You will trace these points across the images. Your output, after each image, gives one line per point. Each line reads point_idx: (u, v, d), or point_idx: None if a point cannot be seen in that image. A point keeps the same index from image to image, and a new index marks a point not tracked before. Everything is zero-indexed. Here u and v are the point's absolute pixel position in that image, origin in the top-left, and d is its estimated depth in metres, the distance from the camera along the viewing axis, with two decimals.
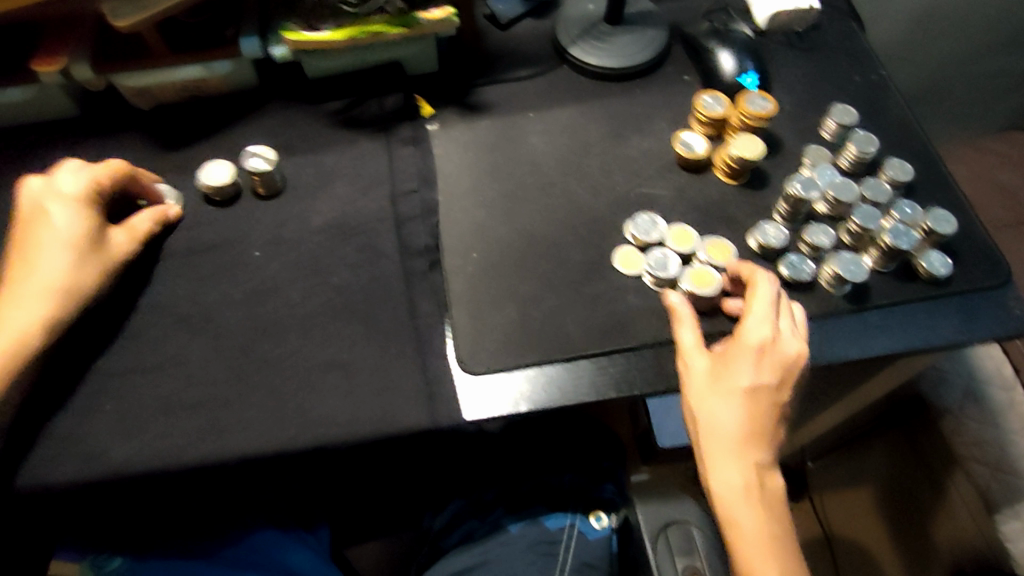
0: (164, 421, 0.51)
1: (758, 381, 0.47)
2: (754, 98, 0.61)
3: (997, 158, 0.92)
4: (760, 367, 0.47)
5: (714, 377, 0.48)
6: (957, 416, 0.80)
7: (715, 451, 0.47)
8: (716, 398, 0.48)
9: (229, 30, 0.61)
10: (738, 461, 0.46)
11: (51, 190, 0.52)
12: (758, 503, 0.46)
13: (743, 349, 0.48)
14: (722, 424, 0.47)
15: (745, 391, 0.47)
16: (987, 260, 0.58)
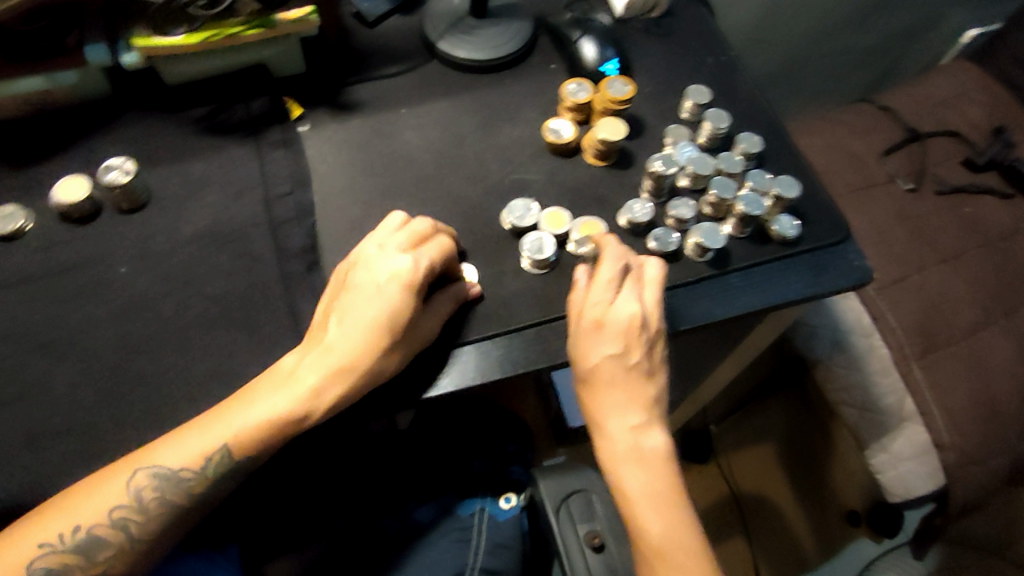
0: (32, 456, 0.48)
1: (608, 353, 0.50)
2: (614, 82, 0.64)
3: (847, 128, 1.00)
4: (606, 340, 0.50)
5: (576, 358, 0.52)
6: (828, 365, 0.87)
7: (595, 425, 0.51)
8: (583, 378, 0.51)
9: (70, 37, 0.57)
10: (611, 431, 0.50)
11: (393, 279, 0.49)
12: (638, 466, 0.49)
13: (588, 327, 0.51)
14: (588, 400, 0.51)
15: (600, 365, 0.50)
16: (831, 218, 0.63)
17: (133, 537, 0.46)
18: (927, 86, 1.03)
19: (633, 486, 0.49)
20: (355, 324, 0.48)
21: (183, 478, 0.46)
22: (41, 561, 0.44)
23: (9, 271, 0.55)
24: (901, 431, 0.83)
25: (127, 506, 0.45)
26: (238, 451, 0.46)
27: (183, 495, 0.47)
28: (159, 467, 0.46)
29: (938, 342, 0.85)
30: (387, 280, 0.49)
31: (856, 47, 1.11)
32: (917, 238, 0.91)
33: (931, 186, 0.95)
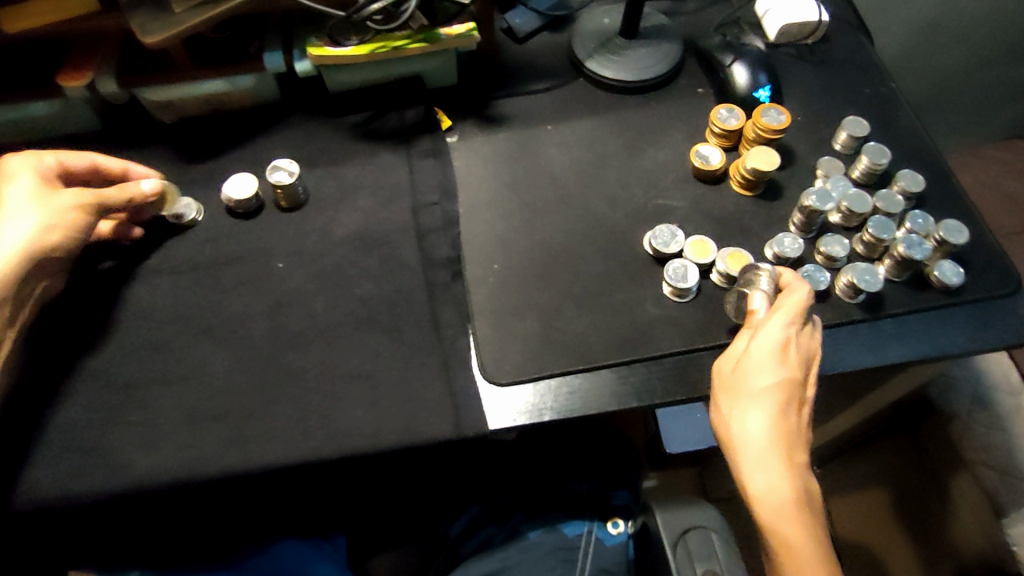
0: (189, 433, 0.51)
1: (784, 378, 0.47)
2: (768, 110, 0.62)
3: (1001, 167, 0.93)
4: (784, 363, 0.48)
5: (741, 379, 0.48)
6: (966, 421, 0.83)
7: (749, 456, 0.47)
8: (749, 402, 0.48)
9: (253, 45, 0.62)
10: (773, 468, 0.46)
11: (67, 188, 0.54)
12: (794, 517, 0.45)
13: (764, 347, 0.48)
14: (739, 421, 0.47)
15: (769, 391, 0.47)
16: (998, 269, 0.59)
17: None
18: None
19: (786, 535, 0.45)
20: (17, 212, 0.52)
21: None
22: None
23: (181, 257, 0.59)
24: None
25: None
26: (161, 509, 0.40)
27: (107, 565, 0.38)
28: None
29: None
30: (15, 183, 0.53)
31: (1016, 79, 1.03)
32: None
33: None
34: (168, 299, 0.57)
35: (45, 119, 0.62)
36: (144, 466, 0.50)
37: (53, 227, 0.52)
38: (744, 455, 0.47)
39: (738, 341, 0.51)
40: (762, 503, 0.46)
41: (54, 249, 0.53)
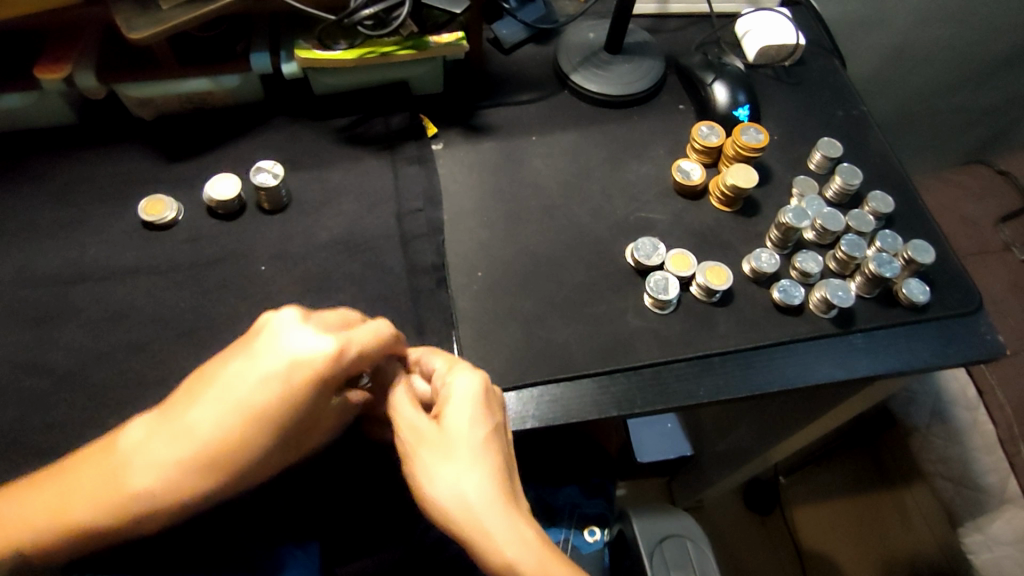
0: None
1: (487, 425, 0.44)
2: (748, 128, 0.64)
3: (961, 190, 0.97)
4: (484, 410, 0.44)
5: (438, 440, 0.43)
6: (925, 434, 0.86)
7: (486, 522, 0.40)
8: (456, 463, 0.42)
9: (239, 45, 0.61)
10: (504, 524, 0.40)
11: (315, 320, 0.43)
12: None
13: (459, 398, 0.44)
14: (434, 475, 0.42)
15: (474, 442, 0.43)
16: (961, 288, 0.61)
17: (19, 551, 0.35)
18: None
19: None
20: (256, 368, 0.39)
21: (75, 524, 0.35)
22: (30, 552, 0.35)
23: (160, 258, 0.58)
24: (1000, 514, 0.78)
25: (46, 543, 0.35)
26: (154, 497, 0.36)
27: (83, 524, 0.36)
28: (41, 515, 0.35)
29: None
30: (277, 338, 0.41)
31: (975, 105, 1.09)
32: None
33: None
34: (146, 300, 0.56)
35: (17, 110, 0.60)
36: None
37: (289, 384, 0.38)
38: (480, 519, 0.40)
39: (405, 409, 0.46)
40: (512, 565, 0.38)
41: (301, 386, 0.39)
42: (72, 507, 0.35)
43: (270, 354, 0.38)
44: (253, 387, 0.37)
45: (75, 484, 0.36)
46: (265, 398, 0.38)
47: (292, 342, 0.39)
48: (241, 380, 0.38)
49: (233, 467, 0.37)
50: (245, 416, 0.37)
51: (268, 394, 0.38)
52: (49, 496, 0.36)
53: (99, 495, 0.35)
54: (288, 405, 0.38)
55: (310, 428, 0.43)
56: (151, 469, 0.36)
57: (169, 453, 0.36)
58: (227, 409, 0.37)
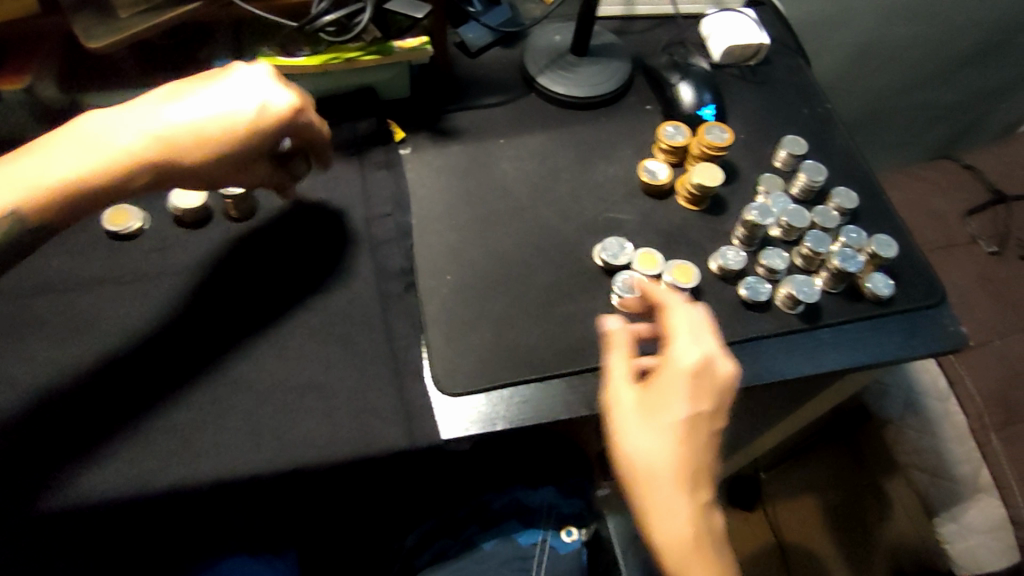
0: (135, 449, 0.50)
1: (693, 410, 0.45)
2: (712, 128, 0.65)
3: (928, 185, 0.99)
4: (694, 393, 0.46)
5: (645, 411, 0.46)
6: (898, 425, 0.86)
7: (652, 493, 0.45)
8: (644, 430, 0.45)
9: (203, 52, 0.60)
10: (679, 502, 0.44)
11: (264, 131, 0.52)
12: (700, 547, 0.44)
13: (679, 369, 0.46)
14: (658, 464, 0.44)
15: (671, 419, 0.45)
16: (925, 282, 0.62)
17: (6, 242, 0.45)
18: (1015, 148, 1.02)
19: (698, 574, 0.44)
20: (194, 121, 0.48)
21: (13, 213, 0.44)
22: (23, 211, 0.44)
23: (125, 268, 0.57)
24: (973, 503, 0.80)
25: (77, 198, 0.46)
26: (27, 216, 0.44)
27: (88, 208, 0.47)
28: None
29: (1020, 415, 0.82)
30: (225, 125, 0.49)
31: (940, 102, 1.12)
32: (1002, 304, 0.88)
33: (1016, 251, 0.92)
34: (110, 311, 0.55)
35: None
36: (90, 484, 0.49)
37: (213, 134, 0.48)
38: (650, 481, 0.45)
39: (619, 368, 0.48)
40: (666, 535, 0.44)
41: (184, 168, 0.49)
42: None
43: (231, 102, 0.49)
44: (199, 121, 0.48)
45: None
46: (184, 137, 0.48)
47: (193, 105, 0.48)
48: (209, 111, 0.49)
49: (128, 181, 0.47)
50: (174, 146, 0.47)
51: (183, 133, 0.48)
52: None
53: (47, 188, 0.44)
54: (219, 150, 0.49)
55: (231, 166, 0.51)
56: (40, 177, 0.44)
57: (40, 174, 0.44)
58: (143, 144, 0.47)
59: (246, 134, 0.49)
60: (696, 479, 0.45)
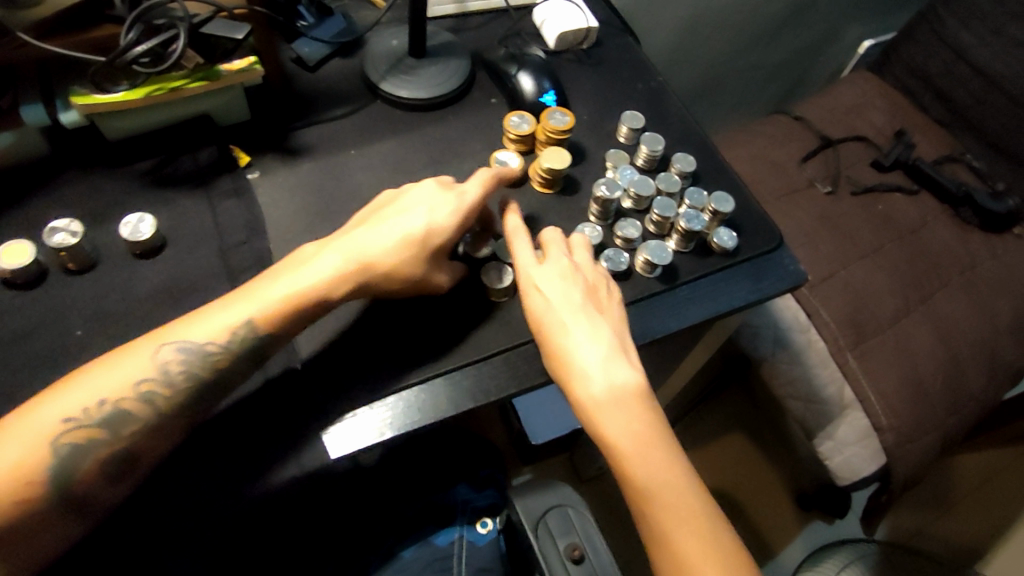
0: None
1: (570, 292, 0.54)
2: (554, 113, 0.67)
3: (767, 138, 1.08)
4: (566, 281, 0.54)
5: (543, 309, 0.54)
6: (772, 361, 0.94)
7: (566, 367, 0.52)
8: (556, 321, 0.53)
9: (3, 98, 0.55)
10: (585, 364, 0.51)
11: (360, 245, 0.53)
12: (614, 394, 0.51)
13: (552, 268, 0.55)
14: (564, 339, 0.52)
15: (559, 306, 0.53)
16: (764, 228, 0.68)
17: (73, 453, 0.46)
18: (834, 96, 1.13)
19: (616, 424, 0.50)
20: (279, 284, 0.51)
21: (75, 423, 0.46)
22: (63, 437, 0.45)
23: None
24: (843, 418, 0.89)
25: (92, 415, 0.46)
26: (84, 423, 0.46)
27: (147, 409, 0.48)
28: (47, 412, 0.45)
29: (868, 332, 0.91)
30: (320, 267, 0.52)
31: (768, 62, 1.24)
32: (841, 237, 0.98)
33: (847, 188, 1.03)
34: None
35: None
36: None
37: (308, 297, 0.51)
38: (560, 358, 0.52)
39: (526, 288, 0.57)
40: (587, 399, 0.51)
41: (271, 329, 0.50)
42: (51, 417, 0.45)
43: (310, 269, 0.52)
44: (283, 291, 0.51)
45: (57, 398, 0.46)
46: (280, 303, 0.50)
47: (273, 290, 0.51)
48: (288, 282, 0.51)
49: (219, 365, 0.50)
50: (266, 319, 0.50)
51: (272, 308, 0.50)
52: (23, 430, 0.44)
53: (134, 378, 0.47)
54: (312, 301, 0.51)
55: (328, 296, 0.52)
56: (117, 382, 0.47)
57: (114, 381, 0.47)
58: (215, 334, 0.50)
59: (349, 281, 0.52)
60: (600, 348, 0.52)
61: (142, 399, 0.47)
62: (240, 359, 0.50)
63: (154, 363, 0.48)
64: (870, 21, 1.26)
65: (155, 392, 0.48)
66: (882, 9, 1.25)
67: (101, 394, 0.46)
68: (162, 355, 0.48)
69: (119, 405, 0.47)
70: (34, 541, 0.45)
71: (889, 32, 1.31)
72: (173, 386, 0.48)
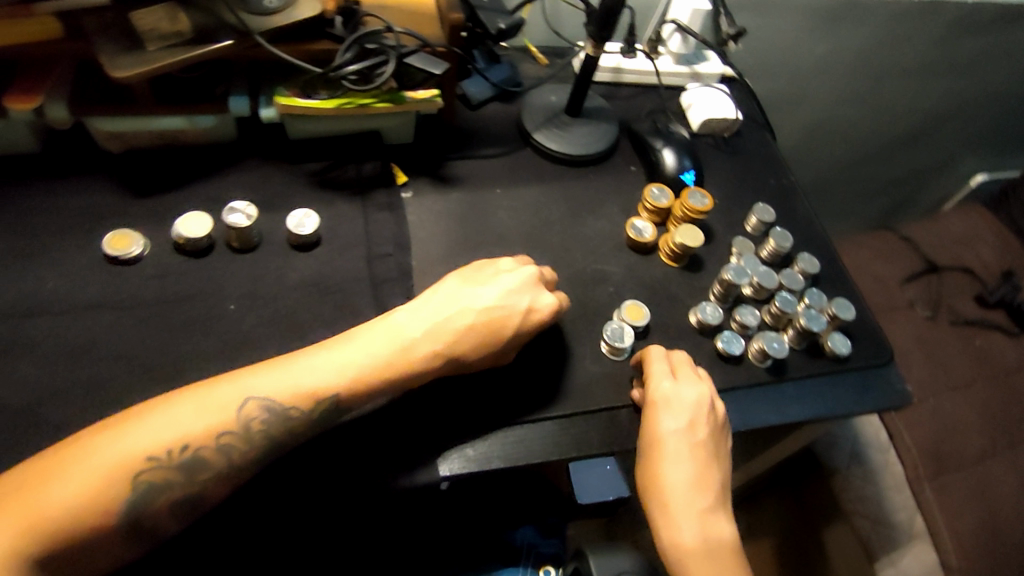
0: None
1: (689, 435, 0.55)
2: (694, 193, 0.70)
3: (870, 253, 1.09)
4: (687, 419, 0.55)
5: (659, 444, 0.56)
6: (846, 475, 0.95)
7: (670, 511, 0.55)
8: (672, 461, 0.55)
9: (219, 88, 0.62)
10: (688, 514, 0.54)
11: (444, 325, 0.55)
12: (707, 548, 0.54)
13: (678, 403, 0.55)
14: (674, 482, 0.55)
15: (677, 446, 0.55)
16: (876, 343, 0.69)
17: (144, 492, 0.46)
18: (944, 223, 1.13)
19: None
20: (359, 353, 0.53)
21: (151, 462, 0.46)
22: (142, 476, 0.46)
23: (123, 292, 0.57)
24: (909, 549, 0.87)
25: (166, 457, 0.46)
26: (155, 465, 0.46)
27: (223, 458, 0.49)
28: (119, 444, 0.46)
29: (950, 466, 0.89)
30: (403, 341, 0.54)
31: (881, 177, 1.26)
32: (934, 364, 0.97)
33: (946, 317, 1.02)
34: (106, 335, 0.54)
35: None
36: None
37: (390, 369, 0.53)
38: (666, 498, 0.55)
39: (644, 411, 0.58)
40: (683, 546, 0.54)
41: (349, 395, 0.52)
42: (137, 449, 0.46)
43: (397, 342, 0.54)
44: (357, 355, 0.53)
45: (143, 428, 0.46)
46: (365, 370, 0.52)
47: (346, 355, 0.53)
48: (371, 351, 0.53)
49: (293, 421, 0.50)
50: (347, 386, 0.52)
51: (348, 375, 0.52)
52: (105, 458, 0.45)
53: (210, 424, 0.48)
54: (393, 374, 0.53)
55: (408, 370, 0.54)
56: (198, 424, 0.48)
57: (196, 422, 0.48)
58: (283, 389, 0.50)
59: (428, 357, 0.54)
60: (703, 497, 0.55)
61: (213, 447, 0.48)
62: (313, 420, 0.51)
63: (235, 413, 0.49)
64: (991, 158, 1.26)
65: (228, 440, 0.48)
66: (1005, 148, 1.25)
67: (172, 438, 0.47)
68: (242, 407, 0.49)
69: (198, 451, 0.48)
70: (94, 560, 0.45)
71: (1008, 170, 1.31)
72: (248, 437, 0.49)
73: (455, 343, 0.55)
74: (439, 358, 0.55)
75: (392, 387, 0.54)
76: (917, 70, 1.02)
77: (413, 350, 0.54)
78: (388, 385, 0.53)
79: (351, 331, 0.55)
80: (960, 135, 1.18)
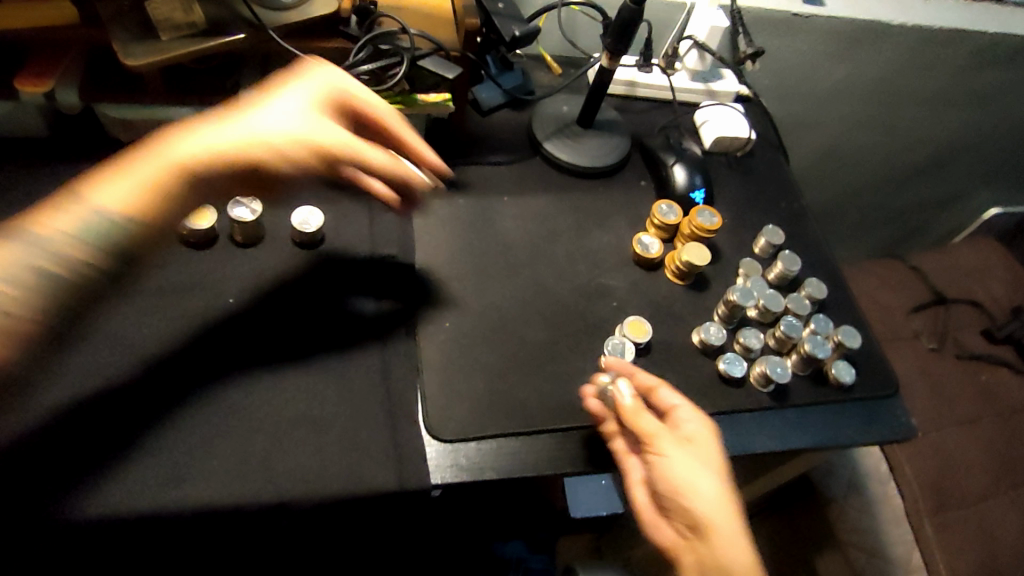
0: (126, 483, 0.48)
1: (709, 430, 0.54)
2: (703, 211, 0.69)
3: (877, 281, 1.08)
4: (696, 417, 0.54)
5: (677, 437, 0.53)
6: (841, 504, 0.95)
7: (710, 516, 0.50)
8: (693, 457, 0.52)
9: (228, 81, 0.61)
10: (725, 516, 0.50)
11: (244, 121, 0.51)
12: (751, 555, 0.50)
13: (682, 404, 0.54)
14: (701, 482, 0.51)
15: (703, 442, 0.53)
16: (881, 373, 0.68)
17: None
18: (955, 255, 1.12)
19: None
20: (153, 159, 0.48)
21: None
22: None
23: (122, 280, 0.56)
24: None
25: None
26: None
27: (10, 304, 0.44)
28: None
29: (951, 502, 0.87)
30: (206, 143, 0.49)
31: (892, 205, 1.25)
32: (938, 397, 0.96)
33: (952, 350, 1.01)
34: None
35: None
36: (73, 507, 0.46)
37: (226, 155, 0.50)
38: (699, 502, 0.51)
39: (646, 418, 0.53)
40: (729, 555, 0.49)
41: (140, 209, 0.47)
42: None
43: (207, 138, 0.50)
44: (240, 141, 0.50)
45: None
46: (189, 155, 0.49)
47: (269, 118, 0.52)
48: (188, 147, 0.49)
49: (136, 226, 0.47)
50: (172, 172, 0.48)
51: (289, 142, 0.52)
52: None
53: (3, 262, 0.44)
54: (199, 167, 0.49)
55: (249, 158, 0.50)
56: None
57: None
58: (165, 165, 0.48)
59: (258, 157, 0.51)
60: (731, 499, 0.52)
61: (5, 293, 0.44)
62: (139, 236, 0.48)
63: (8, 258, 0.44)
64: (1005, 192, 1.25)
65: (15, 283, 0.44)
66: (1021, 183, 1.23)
67: None
68: (28, 237, 0.45)
69: None
70: None
71: None
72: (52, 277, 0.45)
73: (288, 148, 0.51)
74: (269, 163, 0.51)
75: (222, 172, 0.50)
76: (934, 99, 1.01)
77: (224, 151, 0.50)
78: (200, 181, 0.49)
79: (163, 137, 0.50)
80: (975, 167, 1.17)
